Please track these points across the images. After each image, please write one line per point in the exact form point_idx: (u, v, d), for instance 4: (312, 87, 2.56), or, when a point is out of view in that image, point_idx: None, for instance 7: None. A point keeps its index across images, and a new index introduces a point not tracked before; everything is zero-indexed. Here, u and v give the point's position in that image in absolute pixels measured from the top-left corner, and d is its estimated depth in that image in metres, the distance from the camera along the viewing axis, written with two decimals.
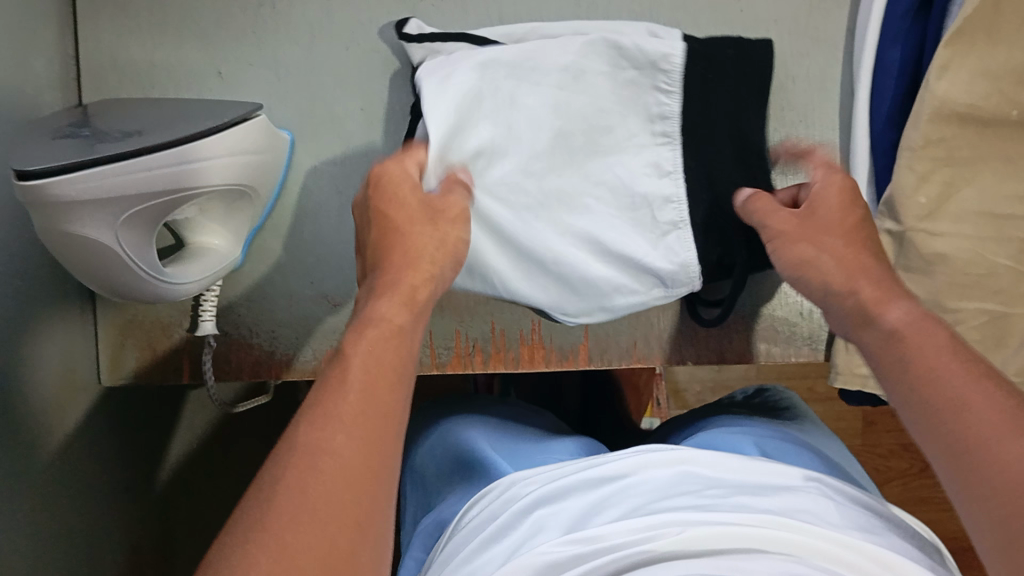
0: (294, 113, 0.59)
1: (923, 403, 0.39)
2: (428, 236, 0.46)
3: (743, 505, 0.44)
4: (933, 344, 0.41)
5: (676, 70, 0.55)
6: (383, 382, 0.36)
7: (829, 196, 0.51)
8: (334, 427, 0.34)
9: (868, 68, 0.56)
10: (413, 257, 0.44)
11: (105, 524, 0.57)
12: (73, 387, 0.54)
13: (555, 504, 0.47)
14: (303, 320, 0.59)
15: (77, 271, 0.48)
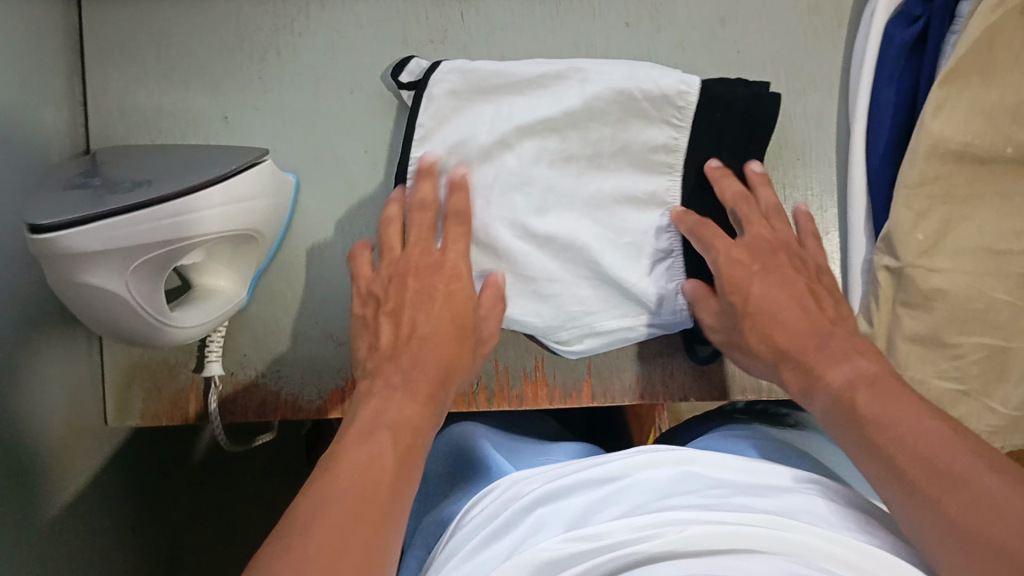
0: (299, 155, 0.59)
1: (864, 446, 0.43)
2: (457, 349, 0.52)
3: (742, 504, 0.45)
4: (857, 392, 0.46)
5: (689, 108, 0.56)
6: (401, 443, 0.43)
7: (733, 274, 0.54)
8: (347, 480, 0.39)
9: (863, 105, 0.58)
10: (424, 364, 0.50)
11: (88, 561, 0.57)
12: (79, 424, 0.55)
13: (557, 502, 0.48)
14: (308, 359, 0.60)
15: (90, 320, 0.46)
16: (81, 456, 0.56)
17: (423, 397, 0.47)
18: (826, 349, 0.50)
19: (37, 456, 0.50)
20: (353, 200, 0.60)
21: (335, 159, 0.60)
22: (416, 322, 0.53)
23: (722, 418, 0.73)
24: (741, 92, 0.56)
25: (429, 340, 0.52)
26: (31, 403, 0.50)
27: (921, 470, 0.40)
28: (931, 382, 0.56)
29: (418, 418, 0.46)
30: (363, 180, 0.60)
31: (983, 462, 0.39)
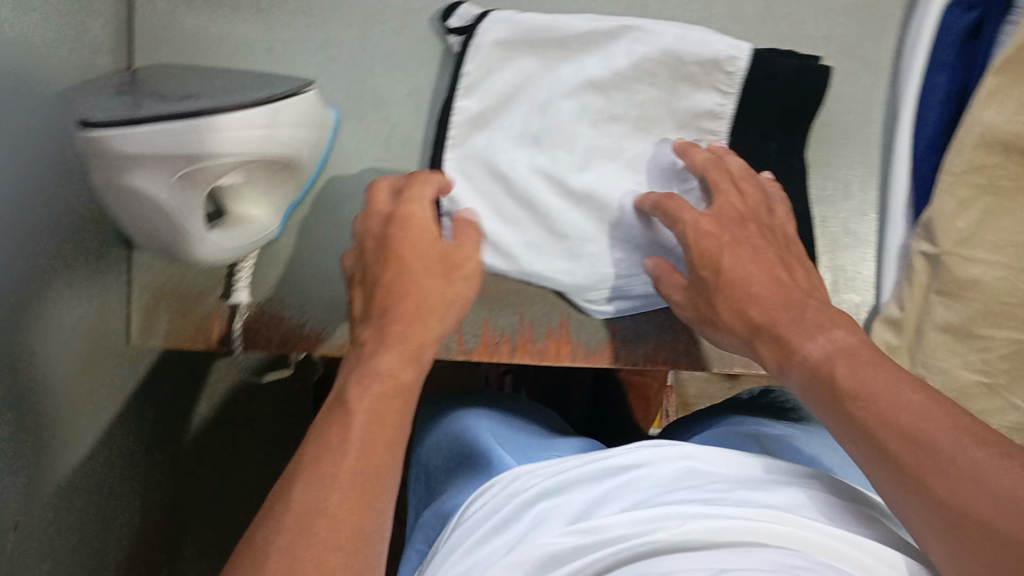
0: (342, 93, 0.59)
1: (841, 415, 0.39)
2: (439, 286, 0.48)
3: (742, 498, 0.44)
4: (838, 360, 0.41)
5: (738, 73, 0.55)
6: (387, 420, 0.38)
7: (702, 243, 0.51)
8: (328, 483, 0.34)
9: (913, 90, 0.58)
10: (420, 311, 0.46)
11: (100, 481, 0.57)
12: (102, 340, 0.55)
13: (558, 495, 0.48)
14: (335, 297, 0.59)
15: (127, 218, 0.47)
16: (103, 373, 0.56)
17: (408, 356, 0.43)
18: (801, 320, 0.45)
19: (56, 386, 0.50)
20: (392, 143, 0.60)
21: (378, 101, 0.60)
22: (400, 275, 0.47)
23: (726, 410, 0.74)
24: (789, 65, 0.55)
25: (412, 294, 0.46)
26: (57, 332, 0.49)
27: (894, 440, 0.36)
28: (957, 373, 0.56)
29: (402, 376, 0.41)
30: (404, 123, 0.60)
31: (973, 440, 0.34)
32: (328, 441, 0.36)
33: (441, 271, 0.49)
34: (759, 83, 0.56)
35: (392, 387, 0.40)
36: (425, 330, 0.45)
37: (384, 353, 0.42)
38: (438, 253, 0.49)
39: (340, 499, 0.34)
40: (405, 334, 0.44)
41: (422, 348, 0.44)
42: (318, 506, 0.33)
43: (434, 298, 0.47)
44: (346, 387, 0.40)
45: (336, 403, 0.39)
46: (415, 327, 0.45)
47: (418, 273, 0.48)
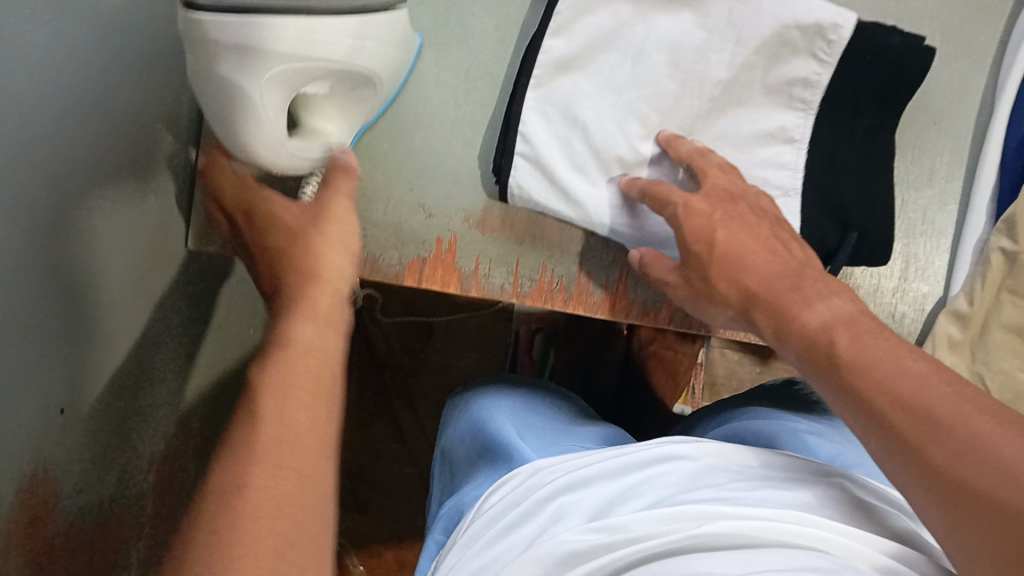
0: (427, 20, 0.59)
1: (836, 390, 0.40)
2: (333, 265, 0.51)
3: (762, 497, 0.44)
4: (833, 335, 0.41)
5: (839, 44, 0.54)
6: (316, 398, 0.41)
7: (692, 224, 0.52)
8: (260, 456, 0.36)
9: (1014, 83, 0.56)
10: (330, 285, 0.50)
11: (146, 387, 0.57)
12: (156, 243, 0.55)
13: (578, 492, 0.48)
14: (395, 224, 0.58)
15: (199, 90, 0.45)
16: (156, 275, 0.56)
17: (320, 321, 0.46)
18: (799, 291, 0.46)
19: (115, 296, 0.50)
20: (472, 78, 0.59)
21: (466, 32, 0.59)
22: (289, 245, 0.52)
23: (754, 399, 0.73)
24: (897, 40, 0.54)
25: (303, 266, 0.50)
26: (119, 243, 0.49)
27: (908, 419, 0.35)
28: (1018, 375, 0.55)
29: (318, 348, 0.44)
30: (486, 58, 0.59)
31: (973, 408, 0.33)
32: (245, 417, 0.39)
33: (309, 224, 0.52)
34: (858, 56, 0.54)
35: (312, 355, 0.43)
36: (328, 299, 0.49)
37: (302, 323, 0.45)
38: (300, 215, 0.53)
39: (253, 467, 0.36)
40: (314, 300, 0.48)
41: (330, 311, 0.48)
42: (258, 476, 0.35)
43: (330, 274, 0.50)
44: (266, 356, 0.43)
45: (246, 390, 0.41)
46: (312, 290, 0.49)
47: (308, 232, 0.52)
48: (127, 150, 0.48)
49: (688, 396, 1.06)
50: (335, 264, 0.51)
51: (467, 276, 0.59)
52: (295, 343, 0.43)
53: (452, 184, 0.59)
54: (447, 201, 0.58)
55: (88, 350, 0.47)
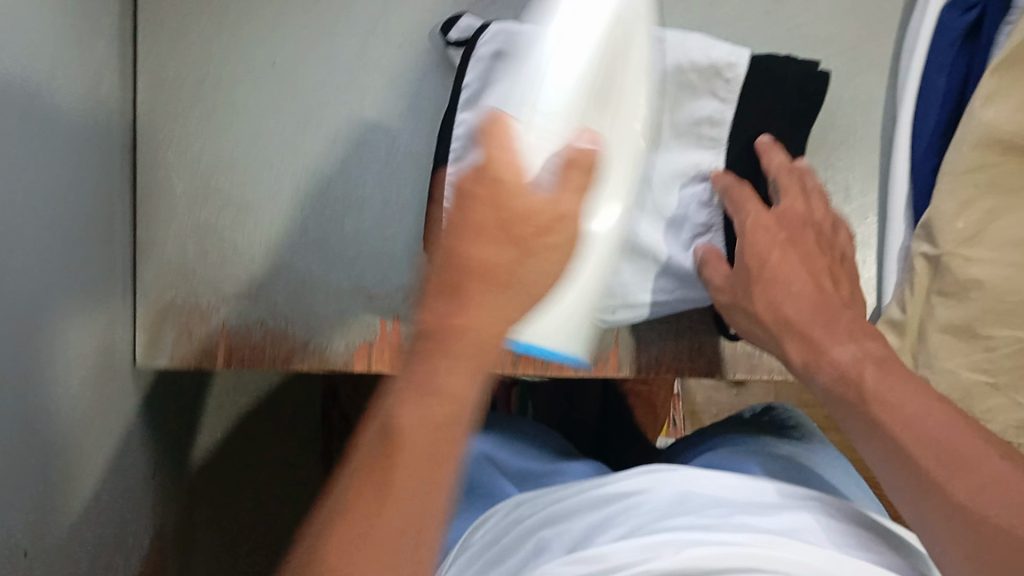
0: (340, 110, 0.61)
1: (864, 423, 0.44)
2: (536, 267, 0.39)
3: (740, 523, 0.46)
4: (864, 370, 0.45)
5: (737, 80, 0.56)
6: (440, 440, 0.35)
7: (754, 238, 0.53)
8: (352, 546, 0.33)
9: (913, 91, 0.58)
10: (508, 300, 0.38)
11: (116, 507, 0.59)
12: (110, 368, 0.57)
13: (560, 527, 0.52)
14: (338, 314, 0.61)
15: None
16: (114, 396, 0.58)
17: (477, 365, 0.36)
18: (832, 326, 0.49)
19: (75, 427, 0.52)
20: (394, 161, 0.61)
21: (383, 115, 0.61)
22: (468, 240, 0.38)
23: (726, 428, 0.75)
24: (794, 70, 0.56)
25: (503, 279, 0.37)
26: (72, 375, 0.51)
27: (930, 456, 0.40)
28: (961, 374, 0.56)
29: (498, 335, 0.37)
30: (405, 137, 0.61)
31: (997, 453, 0.39)
32: (360, 494, 0.34)
33: (530, 250, 0.39)
34: (756, 86, 0.56)
35: (444, 419, 0.35)
36: (496, 324, 0.37)
37: (445, 370, 0.35)
38: (530, 211, 0.39)
39: (378, 554, 0.34)
40: (470, 333, 0.36)
41: (495, 351, 0.37)
42: (346, 557, 0.33)
43: (537, 277, 0.39)
44: (394, 399, 0.35)
45: (376, 436, 0.35)
46: (480, 317, 0.37)
47: (501, 239, 0.38)
48: (69, 285, 0.50)
49: (671, 428, 1.08)
50: (514, 261, 0.38)
51: None
52: (431, 392, 0.35)
53: (387, 265, 0.61)
54: (384, 281, 0.61)
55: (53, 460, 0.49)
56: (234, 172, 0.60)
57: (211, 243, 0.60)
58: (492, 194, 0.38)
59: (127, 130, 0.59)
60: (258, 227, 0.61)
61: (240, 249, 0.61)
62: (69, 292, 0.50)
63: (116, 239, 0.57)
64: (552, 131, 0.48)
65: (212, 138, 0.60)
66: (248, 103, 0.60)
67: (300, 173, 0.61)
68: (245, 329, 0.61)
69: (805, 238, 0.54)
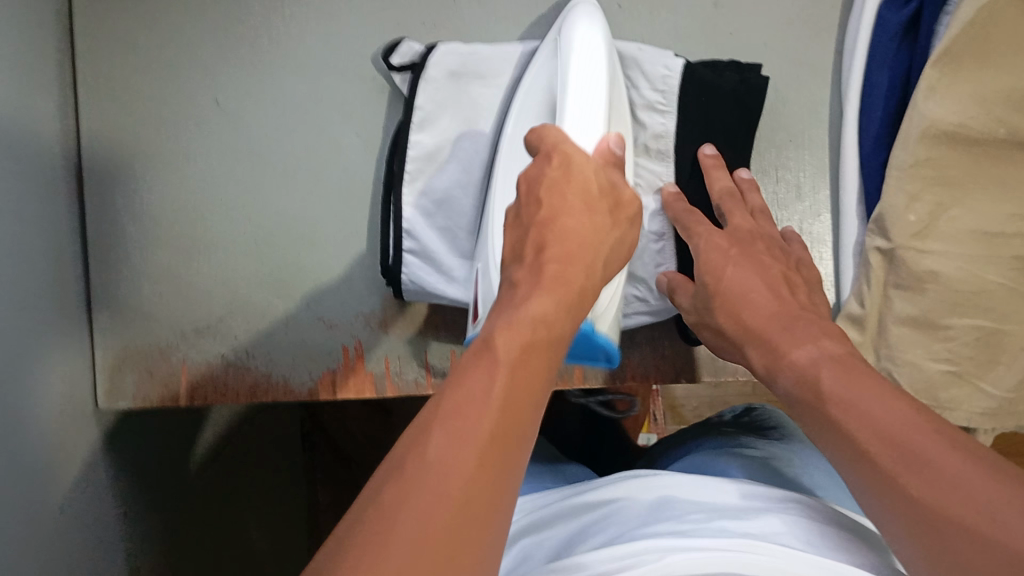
0: (290, 139, 0.61)
1: (827, 424, 0.43)
2: (603, 227, 0.46)
3: (721, 529, 0.45)
4: (821, 371, 0.44)
5: (673, 91, 0.58)
6: (522, 397, 0.36)
7: (709, 257, 0.54)
8: (442, 431, 0.33)
9: (856, 88, 0.59)
10: (594, 246, 0.45)
11: (91, 550, 0.58)
12: (73, 413, 0.56)
13: (541, 537, 0.51)
14: (301, 344, 0.60)
15: None
16: (80, 440, 0.57)
17: (562, 302, 0.41)
18: (792, 329, 0.48)
19: (43, 473, 0.51)
20: (349, 187, 0.61)
21: (331, 144, 0.61)
22: (558, 211, 0.45)
23: (709, 431, 0.74)
24: (729, 79, 0.58)
25: (572, 237, 0.44)
26: (35, 420, 0.51)
27: (886, 450, 0.39)
28: (924, 365, 0.57)
29: (557, 326, 0.40)
30: (356, 162, 0.61)
31: (949, 442, 0.38)
32: (461, 396, 0.34)
33: (607, 212, 0.47)
34: (693, 97, 0.58)
35: (537, 335, 0.39)
36: (584, 274, 0.43)
37: (536, 299, 0.40)
38: (602, 185, 0.46)
39: (485, 451, 0.33)
40: (561, 276, 0.42)
41: (583, 296, 0.43)
42: (439, 446, 0.32)
43: (600, 239, 0.45)
44: (491, 333, 0.38)
45: (478, 361, 0.36)
46: (578, 259, 0.44)
47: (583, 206, 0.46)
48: (26, 330, 0.50)
49: (650, 424, 1.08)
50: (595, 225, 0.46)
51: (379, 378, 0.61)
52: (521, 327, 0.38)
53: (349, 290, 0.61)
54: (347, 307, 0.61)
55: (20, 501, 0.48)
56: (186, 208, 0.60)
57: (166, 282, 0.60)
58: (566, 170, 0.45)
59: (73, 172, 0.58)
60: (214, 263, 0.61)
61: (198, 285, 0.60)
62: (27, 334, 0.50)
63: (69, 283, 0.57)
64: (592, 98, 0.48)
65: (161, 174, 0.60)
66: (193, 137, 0.60)
67: (254, 205, 0.61)
68: (206, 364, 0.60)
69: (755, 247, 0.55)
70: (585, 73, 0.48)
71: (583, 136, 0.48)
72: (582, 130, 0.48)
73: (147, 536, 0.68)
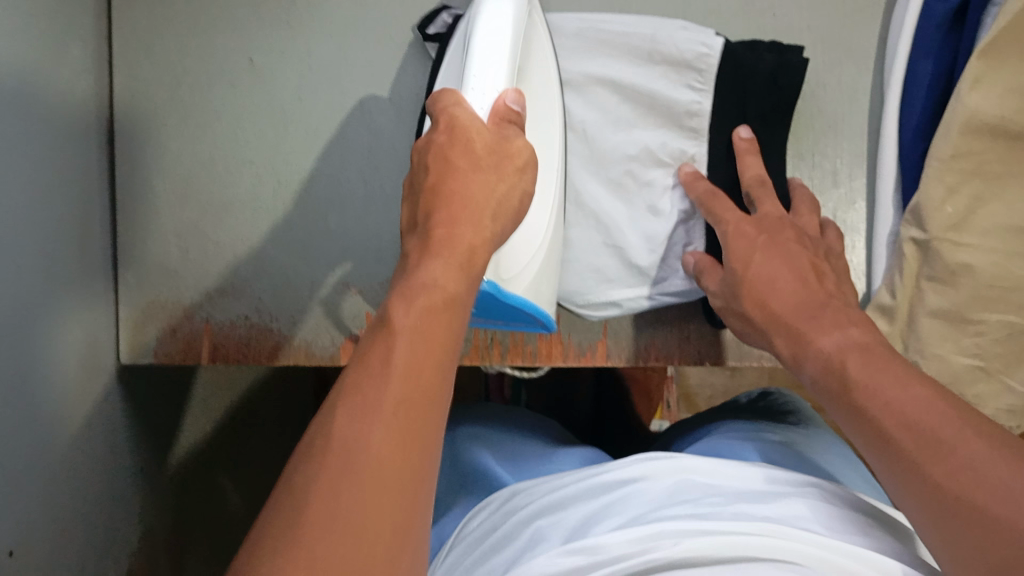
0: (322, 102, 0.60)
1: (851, 412, 0.42)
2: (493, 182, 0.45)
3: (739, 512, 0.45)
4: (847, 357, 0.44)
5: (710, 70, 0.58)
6: (428, 359, 0.36)
7: (736, 243, 0.54)
8: (373, 412, 0.33)
9: (899, 78, 0.58)
10: (478, 216, 0.43)
11: (105, 505, 0.59)
12: (93, 371, 0.56)
13: (556, 515, 0.50)
14: (322, 307, 0.61)
15: None
16: (99, 395, 0.57)
17: (458, 266, 0.40)
18: (817, 317, 0.48)
19: (61, 429, 0.51)
20: (378, 152, 0.61)
21: (363, 111, 0.61)
22: (449, 176, 0.44)
23: (725, 415, 0.74)
24: (768, 61, 0.57)
25: (462, 201, 0.43)
26: (56, 374, 0.51)
27: (910, 438, 0.38)
28: (952, 360, 0.56)
29: (455, 289, 0.39)
30: (387, 128, 0.61)
31: (973, 432, 0.36)
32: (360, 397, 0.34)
33: (492, 167, 0.45)
34: (731, 78, 0.58)
35: (434, 303, 0.38)
36: (473, 237, 0.42)
37: (431, 261, 0.40)
38: (488, 143, 0.45)
39: (394, 428, 0.33)
40: (447, 241, 0.41)
41: (474, 252, 0.41)
42: (351, 426, 0.33)
43: (488, 200, 0.44)
44: (386, 308, 0.38)
45: (377, 334, 0.37)
46: (461, 226, 0.42)
47: (474, 168, 0.44)
48: (51, 283, 0.50)
49: (664, 411, 1.06)
50: (483, 183, 0.44)
51: None
52: (421, 294, 0.38)
53: (373, 258, 0.61)
54: (371, 274, 0.61)
55: (38, 450, 0.48)
56: (216, 168, 0.60)
57: (194, 241, 0.60)
58: (454, 136, 0.45)
59: (103, 124, 0.58)
60: (241, 225, 0.60)
61: (222, 244, 0.60)
62: (51, 292, 0.50)
63: (96, 236, 0.57)
64: (496, 56, 0.48)
65: (192, 132, 0.60)
66: (225, 96, 0.60)
67: (282, 168, 0.60)
68: (229, 325, 0.60)
69: (789, 232, 0.54)
70: (494, 38, 0.48)
71: (478, 103, 0.47)
72: (477, 90, 0.47)
73: (160, 500, 0.69)
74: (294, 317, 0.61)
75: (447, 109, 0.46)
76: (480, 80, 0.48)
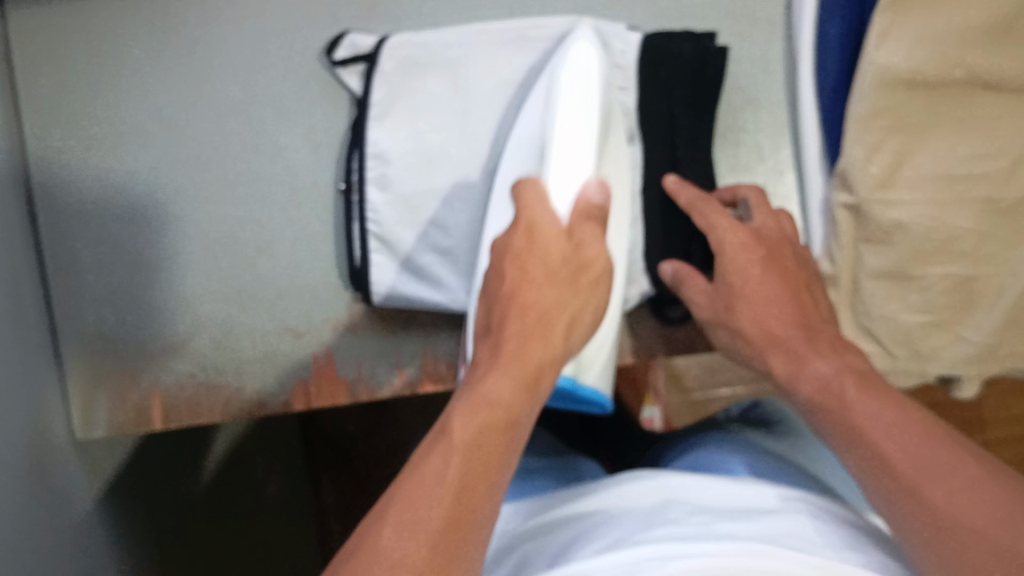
0: (239, 146, 0.60)
1: (848, 433, 0.45)
2: (570, 302, 0.49)
3: (721, 532, 0.44)
4: (844, 379, 0.47)
5: (631, 68, 0.58)
6: (492, 430, 0.42)
7: (738, 253, 0.54)
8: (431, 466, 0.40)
9: (808, 41, 0.58)
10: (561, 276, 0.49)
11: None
12: (51, 448, 0.56)
13: (542, 541, 0.49)
14: (268, 355, 0.61)
15: None
16: (60, 469, 0.57)
17: (520, 370, 0.45)
18: (816, 339, 0.51)
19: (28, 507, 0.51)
20: (303, 190, 0.61)
21: (281, 150, 0.60)
22: (520, 285, 0.48)
23: (713, 426, 0.74)
24: (690, 50, 0.57)
25: (531, 309, 0.48)
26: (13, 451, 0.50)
27: (908, 462, 0.41)
28: (900, 317, 0.57)
29: (516, 399, 0.44)
30: (305, 164, 0.61)
31: (974, 462, 0.40)
32: (431, 455, 0.40)
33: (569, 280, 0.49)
34: (652, 71, 0.57)
35: (495, 412, 0.43)
36: (541, 348, 0.46)
37: (493, 370, 0.45)
38: (566, 253, 0.50)
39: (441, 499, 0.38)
40: (524, 343, 0.46)
41: (542, 365, 0.46)
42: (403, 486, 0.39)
43: (558, 308, 0.48)
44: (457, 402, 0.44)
45: (459, 406, 0.44)
46: (532, 341, 0.46)
47: (548, 280, 0.49)
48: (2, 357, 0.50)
49: (653, 397, 1.05)
50: (558, 298, 0.48)
51: (352, 382, 0.61)
52: (479, 400, 0.43)
53: (314, 296, 0.61)
54: (310, 314, 0.61)
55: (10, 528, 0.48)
56: (144, 227, 0.60)
57: (127, 304, 0.60)
58: (530, 239, 0.49)
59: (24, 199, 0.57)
60: (174, 282, 0.60)
61: (155, 305, 0.60)
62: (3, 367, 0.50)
63: (32, 313, 0.56)
64: (575, 124, 0.51)
65: (114, 196, 0.59)
66: (140, 157, 0.59)
67: (210, 219, 0.60)
68: (178, 386, 0.60)
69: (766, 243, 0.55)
70: (569, 117, 0.52)
71: (561, 198, 0.51)
72: (556, 179, 0.51)
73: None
74: (241, 367, 0.61)
75: (525, 208, 0.50)
76: (561, 161, 0.52)
